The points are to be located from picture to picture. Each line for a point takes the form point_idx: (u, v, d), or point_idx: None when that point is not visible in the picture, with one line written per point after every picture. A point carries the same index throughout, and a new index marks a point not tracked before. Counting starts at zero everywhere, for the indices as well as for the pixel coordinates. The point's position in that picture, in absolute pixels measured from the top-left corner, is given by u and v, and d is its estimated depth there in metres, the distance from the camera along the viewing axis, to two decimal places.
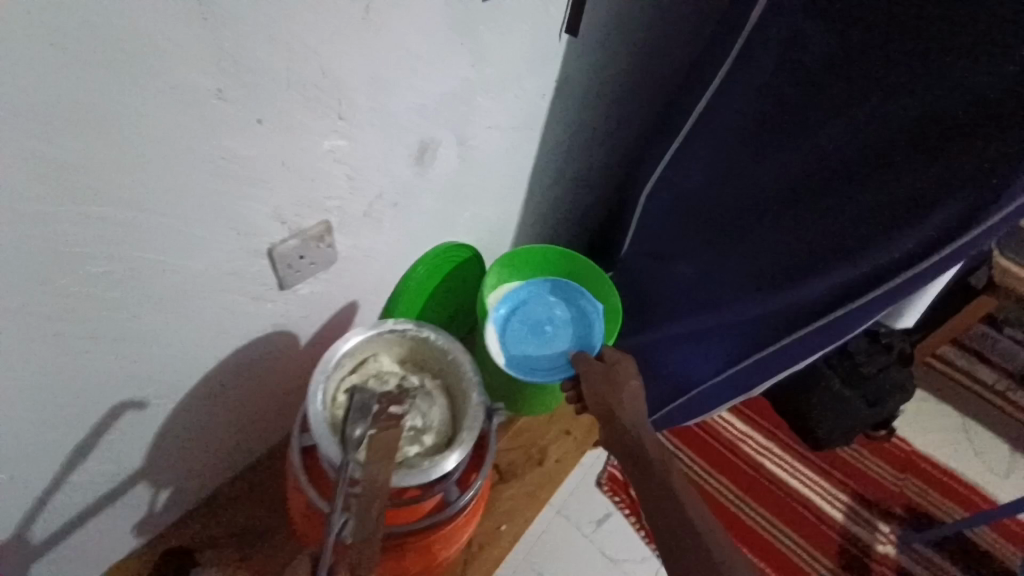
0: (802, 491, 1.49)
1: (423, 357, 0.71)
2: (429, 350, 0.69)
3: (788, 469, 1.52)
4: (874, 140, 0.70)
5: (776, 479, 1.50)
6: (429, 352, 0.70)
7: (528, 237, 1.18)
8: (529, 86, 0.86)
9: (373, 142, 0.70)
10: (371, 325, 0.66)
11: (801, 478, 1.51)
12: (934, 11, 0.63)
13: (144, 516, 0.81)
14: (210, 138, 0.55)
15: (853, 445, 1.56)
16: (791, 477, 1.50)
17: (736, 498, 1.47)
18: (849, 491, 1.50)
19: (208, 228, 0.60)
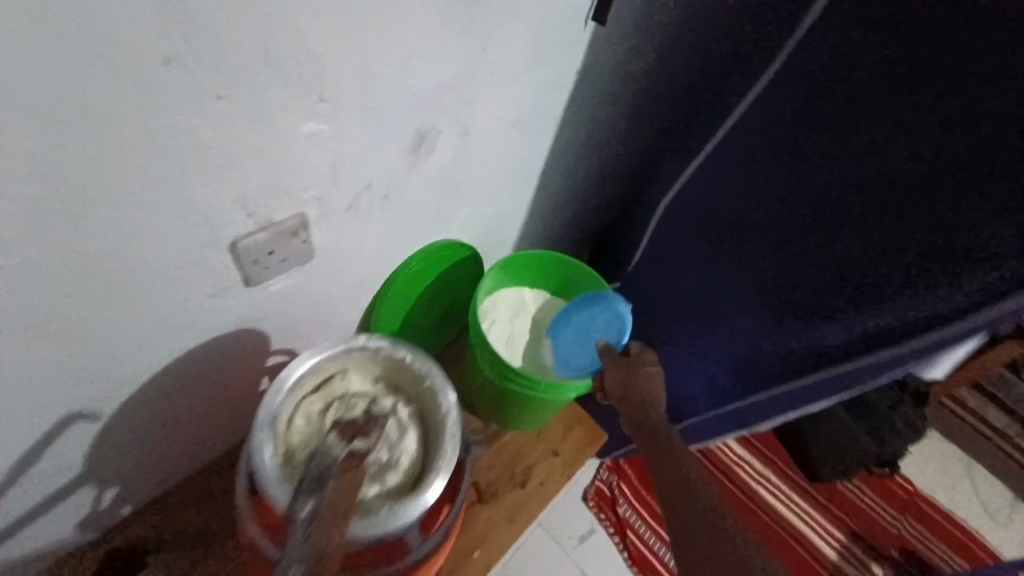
0: (796, 524, 1.42)
1: (399, 378, 0.63)
2: (406, 371, 0.62)
3: (784, 501, 1.45)
4: (941, 164, 0.64)
5: (770, 509, 1.43)
6: (404, 373, 0.62)
7: (532, 239, 1.10)
8: (540, 76, 0.78)
9: (361, 130, 0.61)
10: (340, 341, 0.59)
11: (796, 510, 1.44)
12: (1005, 25, 0.59)
13: (86, 519, 0.74)
14: (163, 116, 0.46)
15: (854, 480, 1.49)
16: (785, 509, 1.43)
17: None
18: (845, 529, 1.43)
19: (159, 219, 0.52)
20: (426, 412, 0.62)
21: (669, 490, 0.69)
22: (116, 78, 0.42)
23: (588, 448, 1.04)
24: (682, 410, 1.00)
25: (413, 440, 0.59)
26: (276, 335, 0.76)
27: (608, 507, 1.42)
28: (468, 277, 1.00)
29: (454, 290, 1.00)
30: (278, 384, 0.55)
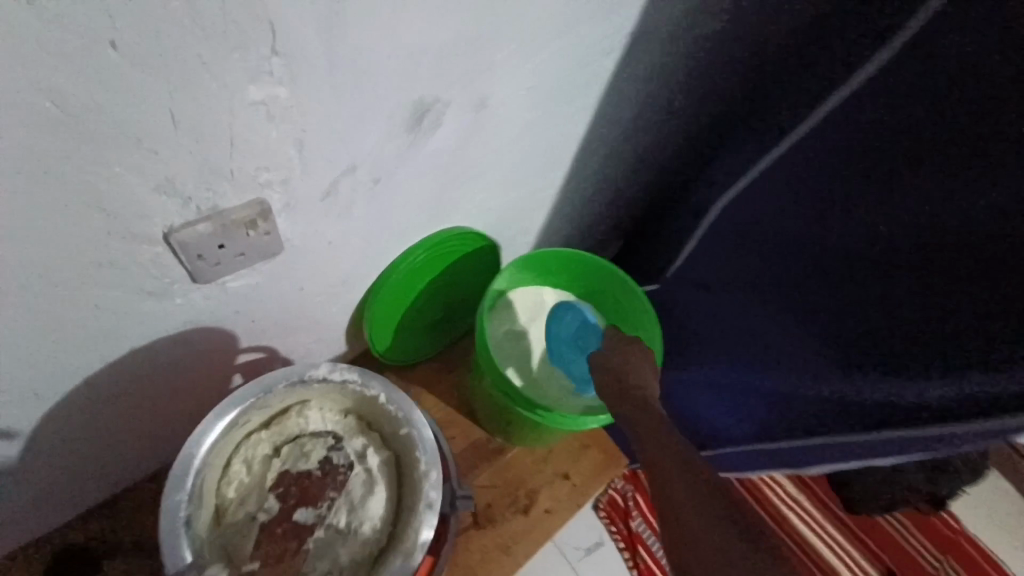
0: (824, 554, 1.28)
1: (364, 416, 0.60)
2: (372, 409, 0.59)
3: (813, 527, 1.30)
4: None
5: (795, 535, 1.29)
6: (372, 411, 0.59)
7: (560, 228, 0.94)
8: (583, 30, 0.60)
9: (334, 94, 0.46)
10: (294, 375, 0.56)
11: (825, 538, 1.29)
12: None
13: (31, 523, 0.66)
14: (23, 67, 0.32)
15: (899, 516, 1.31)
16: (814, 537, 1.29)
17: None
18: (880, 566, 1.27)
19: (51, 202, 0.39)
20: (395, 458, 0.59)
21: (677, 490, 0.51)
22: None
23: (604, 474, 0.91)
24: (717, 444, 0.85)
25: (379, 497, 0.56)
26: (244, 332, 0.64)
27: (619, 518, 1.30)
28: (480, 271, 0.86)
29: (463, 284, 0.86)
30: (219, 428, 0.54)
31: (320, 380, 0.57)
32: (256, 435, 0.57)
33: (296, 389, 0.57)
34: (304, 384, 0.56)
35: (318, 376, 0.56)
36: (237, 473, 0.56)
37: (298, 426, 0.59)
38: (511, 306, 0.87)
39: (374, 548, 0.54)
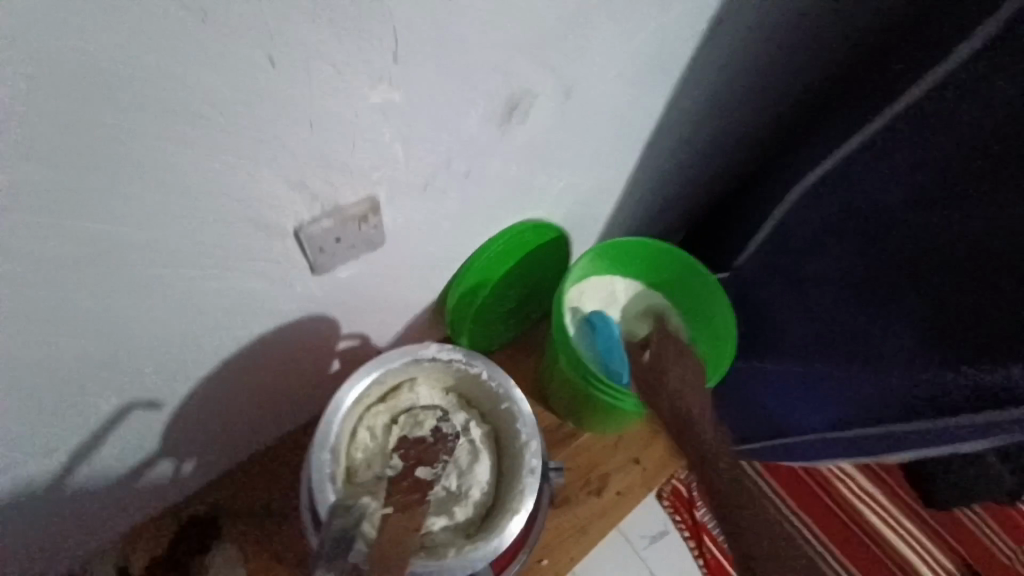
0: (899, 547, 1.24)
1: (468, 394, 0.64)
2: (478, 386, 0.65)
3: (889, 522, 1.26)
4: None
5: (869, 530, 1.26)
6: (474, 387, 0.63)
7: (627, 219, 0.96)
8: (665, 22, 0.62)
9: (438, 94, 0.50)
10: (409, 353, 0.59)
11: (901, 532, 1.25)
12: None
13: (164, 487, 0.74)
14: (188, 78, 0.37)
15: (981, 512, 1.25)
16: (889, 531, 1.25)
17: (816, 541, 1.26)
18: (960, 561, 1.23)
19: (202, 200, 0.45)
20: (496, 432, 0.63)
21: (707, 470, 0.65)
22: (125, 26, 0.33)
23: (673, 459, 0.93)
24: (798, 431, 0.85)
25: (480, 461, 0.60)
26: (344, 318, 0.70)
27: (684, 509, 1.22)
28: (552, 261, 0.89)
29: (536, 274, 0.90)
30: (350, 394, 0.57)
31: (430, 359, 0.60)
32: (373, 407, 0.61)
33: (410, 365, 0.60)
34: (417, 360, 0.60)
35: (430, 355, 0.59)
36: (360, 441, 0.59)
37: (408, 401, 0.62)
38: (582, 295, 0.90)
39: (482, 510, 0.58)
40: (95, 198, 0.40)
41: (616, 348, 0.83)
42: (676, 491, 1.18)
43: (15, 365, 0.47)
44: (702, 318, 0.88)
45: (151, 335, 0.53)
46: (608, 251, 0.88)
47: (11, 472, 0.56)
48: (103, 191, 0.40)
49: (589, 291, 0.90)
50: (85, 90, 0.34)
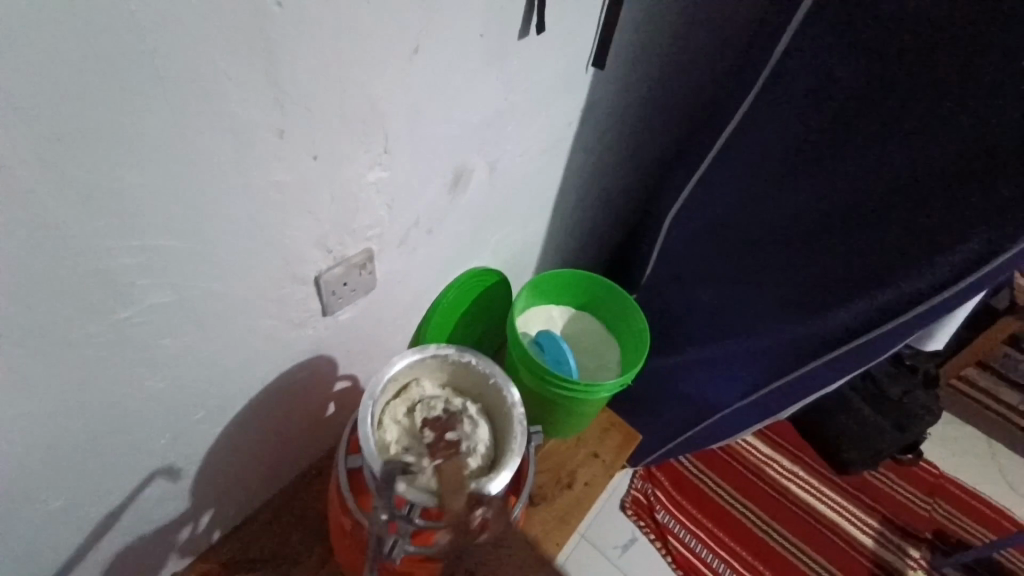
0: (830, 515, 1.41)
1: (465, 382, 0.74)
2: (471, 374, 0.73)
3: (816, 494, 1.43)
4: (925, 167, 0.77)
5: (803, 505, 1.42)
6: (471, 376, 0.73)
7: (553, 260, 1.21)
8: (553, 115, 0.91)
9: (411, 171, 0.72)
10: (415, 350, 0.70)
11: (828, 502, 1.43)
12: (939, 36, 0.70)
13: (184, 542, 0.81)
14: (261, 173, 0.56)
15: (881, 469, 1.49)
16: (818, 502, 1.42)
17: (763, 522, 1.39)
18: (879, 516, 1.42)
19: (253, 261, 0.61)
20: (490, 407, 0.73)
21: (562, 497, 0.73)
22: (232, 143, 0.52)
23: (624, 449, 1.12)
24: (714, 402, 1.08)
25: (485, 429, 0.70)
26: (343, 360, 0.85)
27: (646, 515, 1.37)
28: (499, 299, 1.10)
29: (488, 311, 1.10)
30: (373, 387, 0.66)
31: (433, 355, 0.71)
32: (390, 398, 0.70)
33: (418, 362, 0.70)
34: (422, 357, 0.70)
35: (433, 351, 0.70)
36: (387, 425, 0.68)
37: (418, 392, 0.72)
38: (527, 322, 1.11)
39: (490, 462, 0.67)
40: (188, 263, 0.56)
41: (562, 359, 1.03)
42: (635, 498, 1.39)
43: (101, 408, 0.58)
44: (625, 327, 1.12)
45: (199, 381, 0.66)
46: (544, 286, 1.11)
47: (71, 520, 0.64)
48: (193, 256, 0.56)
49: (532, 320, 1.12)
50: (196, 184, 0.52)
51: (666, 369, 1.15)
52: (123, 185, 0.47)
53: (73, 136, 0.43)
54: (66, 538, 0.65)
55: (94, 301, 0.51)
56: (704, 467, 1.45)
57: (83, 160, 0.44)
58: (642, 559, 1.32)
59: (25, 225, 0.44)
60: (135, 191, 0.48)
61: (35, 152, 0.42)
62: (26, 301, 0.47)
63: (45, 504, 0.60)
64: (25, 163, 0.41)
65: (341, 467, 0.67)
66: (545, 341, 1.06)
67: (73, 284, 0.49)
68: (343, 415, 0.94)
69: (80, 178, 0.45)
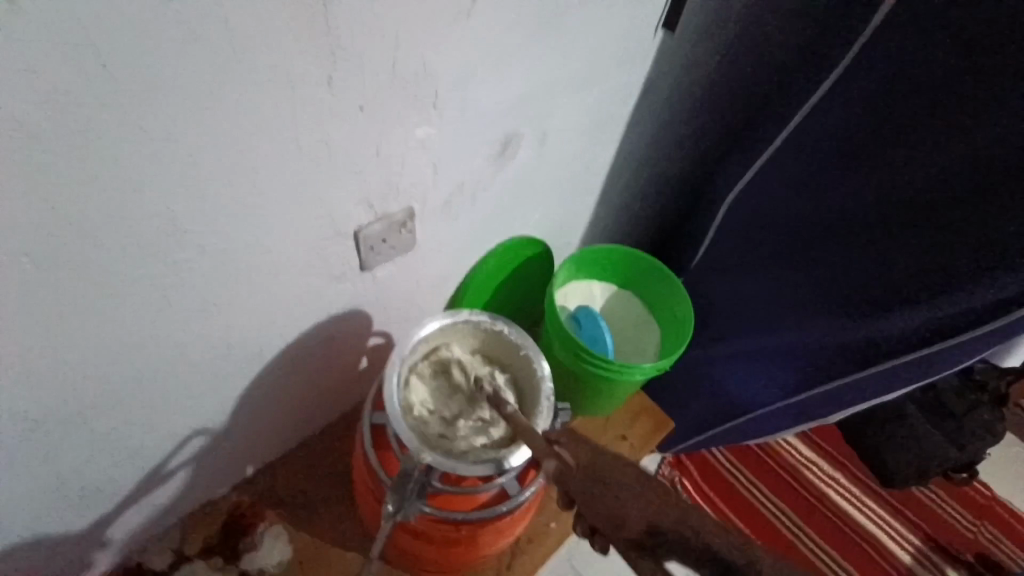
0: (867, 526, 1.34)
1: (494, 350, 0.72)
2: (502, 343, 0.71)
3: (855, 503, 1.36)
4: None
5: (839, 512, 1.35)
6: (502, 346, 0.71)
7: (599, 235, 1.17)
8: (614, 81, 0.85)
9: (459, 131, 0.69)
10: (447, 314, 0.69)
11: (867, 512, 1.35)
12: None
13: (220, 476, 0.85)
14: (308, 122, 0.54)
15: (930, 485, 1.39)
16: (856, 511, 1.35)
17: (793, 526, 1.34)
18: (920, 534, 1.34)
19: (294, 211, 0.60)
20: (517, 377, 0.72)
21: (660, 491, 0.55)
22: (279, 89, 0.50)
23: (653, 435, 1.09)
24: (755, 398, 1.03)
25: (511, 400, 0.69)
26: (377, 318, 0.86)
27: None
28: (539, 271, 1.07)
29: (526, 282, 1.07)
30: (402, 347, 0.65)
31: (465, 321, 0.70)
32: (417, 359, 0.69)
33: (449, 325, 0.69)
34: (454, 322, 0.69)
35: (466, 317, 0.69)
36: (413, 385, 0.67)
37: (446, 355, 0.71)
38: (565, 296, 1.08)
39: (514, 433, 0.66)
40: (231, 206, 0.55)
41: (597, 337, 1.01)
42: None
43: (143, 345, 0.59)
44: (667, 311, 1.07)
45: (238, 327, 0.66)
46: (589, 259, 1.07)
47: (115, 447, 0.67)
48: (236, 200, 0.55)
49: (571, 294, 1.08)
50: (240, 125, 0.50)
51: (706, 358, 1.10)
52: (166, 124, 0.46)
53: (122, 65, 0.42)
54: (111, 465, 0.68)
55: (135, 240, 0.51)
56: (737, 462, 1.40)
57: (130, 96, 0.43)
58: None
59: (71, 158, 0.43)
60: (179, 133, 0.47)
61: (84, 85, 0.41)
62: (71, 234, 0.47)
63: (92, 431, 0.62)
64: (74, 95, 0.41)
65: (367, 422, 0.67)
66: (583, 317, 1.03)
67: (116, 223, 0.49)
68: (374, 372, 0.96)
69: (129, 110, 0.44)
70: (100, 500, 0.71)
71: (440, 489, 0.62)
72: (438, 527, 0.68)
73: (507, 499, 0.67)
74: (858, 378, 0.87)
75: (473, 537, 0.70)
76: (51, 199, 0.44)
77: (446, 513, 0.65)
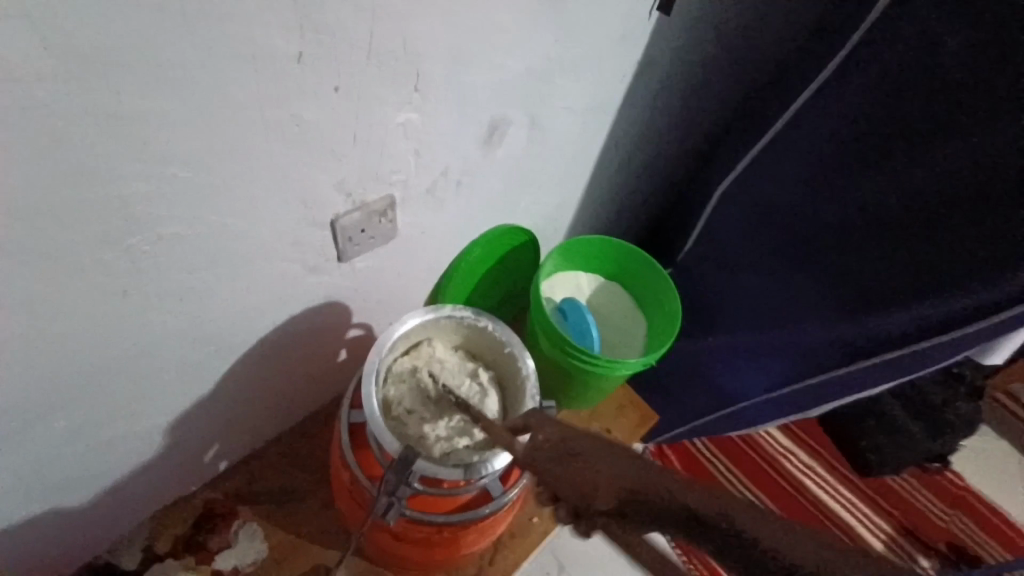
0: (842, 515, 1.35)
1: (477, 346, 0.70)
2: (485, 339, 0.68)
3: (832, 493, 1.37)
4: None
5: (817, 501, 1.36)
6: (487, 342, 0.69)
7: (588, 225, 1.14)
8: (606, 66, 0.82)
9: (442, 115, 0.65)
10: (428, 310, 0.66)
11: (843, 500, 1.36)
12: None
13: (192, 472, 0.81)
14: (282, 107, 0.50)
15: (902, 474, 1.40)
16: (833, 500, 1.36)
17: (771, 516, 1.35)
18: (893, 522, 1.35)
19: (266, 199, 0.56)
20: (500, 375, 0.70)
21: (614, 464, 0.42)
22: (247, 67, 0.46)
23: (639, 428, 1.09)
24: (740, 393, 1.02)
25: (494, 399, 0.67)
26: (357, 310, 0.82)
27: None
28: (526, 261, 1.04)
29: (512, 272, 1.04)
30: (381, 345, 0.63)
31: (447, 316, 0.67)
32: (397, 356, 0.66)
33: (430, 321, 0.66)
34: (436, 317, 0.66)
35: (448, 312, 0.66)
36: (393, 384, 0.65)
37: (427, 352, 0.69)
38: (552, 288, 1.06)
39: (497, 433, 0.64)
40: (198, 194, 0.51)
41: (582, 330, 0.99)
42: None
43: (103, 341, 0.55)
44: (656, 306, 1.05)
45: (207, 321, 0.63)
46: (577, 249, 1.05)
47: (76, 448, 0.63)
48: (205, 186, 0.51)
49: (557, 285, 1.06)
50: (202, 107, 0.46)
51: (692, 352, 1.09)
52: (121, 108, 0.42)
53: (71, 40, 0.37)
54: (73, 465, 0.64)
55: (89, 231, 0.47)
56: (718, 453, 1.41)
57: (79, 76, 0.39)
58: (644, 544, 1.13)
59: (11, 140, 0.39)
60: (136, 113, 0.43)
61: (28, 57, 0.37)
62: (17, 222, 0.43)
63: (50, 432, 0.59)
64: (13, 71, 0.37)
65: (346, 421, 0.65)
66: (568, 309, 1.01)
67: (68, 213, 0.45)
68: (355, 364, 0.92)
69: (78, 88, 0.39)
70: (63, 501, 0.67)
71: (420, 491, 0.60)
72: (418, 528, 0.65)
73: (491, 500, 0.65)
74: (842, 373, 0.86)
75: (455, 537, 0.68)
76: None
77: (426, 515, 0.63)
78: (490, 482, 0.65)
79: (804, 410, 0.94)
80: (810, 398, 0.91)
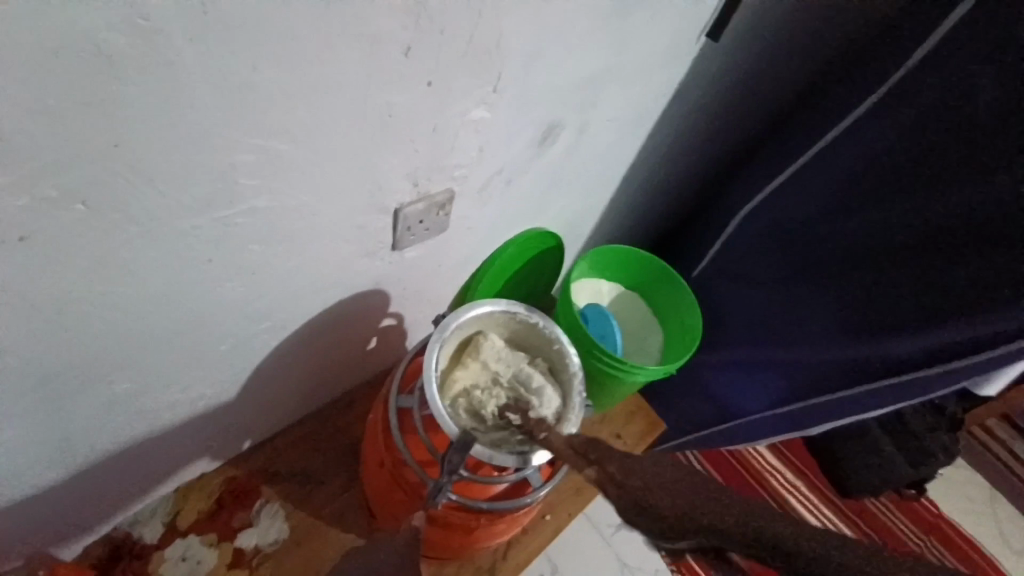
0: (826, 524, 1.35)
1: (526, 340, 0.74)
2: (535, 334, 0.73)
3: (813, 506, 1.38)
4: None
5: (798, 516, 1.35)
6: (535, 336, 0.73)
7: (611, 235, 1.17)
8: (652, 84, 0.86)
9: (508, 116, 0.68)
10: (486, 304, 0.70)
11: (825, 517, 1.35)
12: None
13: (218, 449, 0.81)
14: (378, 93, 0.53)
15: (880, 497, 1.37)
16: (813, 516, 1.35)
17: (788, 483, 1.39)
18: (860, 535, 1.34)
19: (341, 182, 0.58)
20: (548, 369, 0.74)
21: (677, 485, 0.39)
22: (358, 53, 0.48)
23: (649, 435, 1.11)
24: (744, 408, 1.06)
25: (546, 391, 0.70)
26: (394, 299, 0.83)
27: None
28: (553, 265, 1.07)
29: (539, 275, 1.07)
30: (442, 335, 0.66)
31: (502, 311, 0.71)
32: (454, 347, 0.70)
33: (486, 315, 0.71)
34: (491, 311, 0.71)
35: (504, 306, 0.71)
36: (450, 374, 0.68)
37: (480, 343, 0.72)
38: (577, 292, 1.09)
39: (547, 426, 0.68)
40: (288, 172, 0.53)
41: (604, 334, 1.03)
42: None
43: (172, 308, 0.56)
44: (675, 316, 1.09)
45: (265, 297, 0.63)
46: (606, 258, 1.09)
47: (121, 414, 0.62)
48: (298, 163, 0.53)
49: (581, 291, 1.10)
50: (312, 88, 0.48)
51: (701, 364, 1.11)
52: (244, 79, 0.44)
53: (224, 19, 0.40)
54: (115, 432, 0.64)
55: (188, 196, 0.48)
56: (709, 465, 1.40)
57: (208, 47, 0.40)
58: (633, 549, 1.08)
59: (142, 107, 0.40)
60: (259, 90, 0.45)
61: (179, 27, 0.38)
62: (130, 182, 0.44)
63: (103, 395, 0.58)
64: (160, 41, 0.38)
65: (400, 404, 0.68)
66: (594, 315, 1.04)
67: (171, 178, 0.46)
68: (381, 353, 0.93)
69: (219, 62, 0.42)
70: (94, 470, 0.66)
71: (469, 477, 0.62)
72: (458, 514, 0.68)
73: (530, 491, 0.67)
74: (844, 394, 0.90)
75: (489, 527, 0.70)
76: (120, 147, 0.42)
77: (470, 501, 0.65)
78: (531, 473, 0.67)
79: (806, 427, 0.98)
80: (810, 414, 0.96)
